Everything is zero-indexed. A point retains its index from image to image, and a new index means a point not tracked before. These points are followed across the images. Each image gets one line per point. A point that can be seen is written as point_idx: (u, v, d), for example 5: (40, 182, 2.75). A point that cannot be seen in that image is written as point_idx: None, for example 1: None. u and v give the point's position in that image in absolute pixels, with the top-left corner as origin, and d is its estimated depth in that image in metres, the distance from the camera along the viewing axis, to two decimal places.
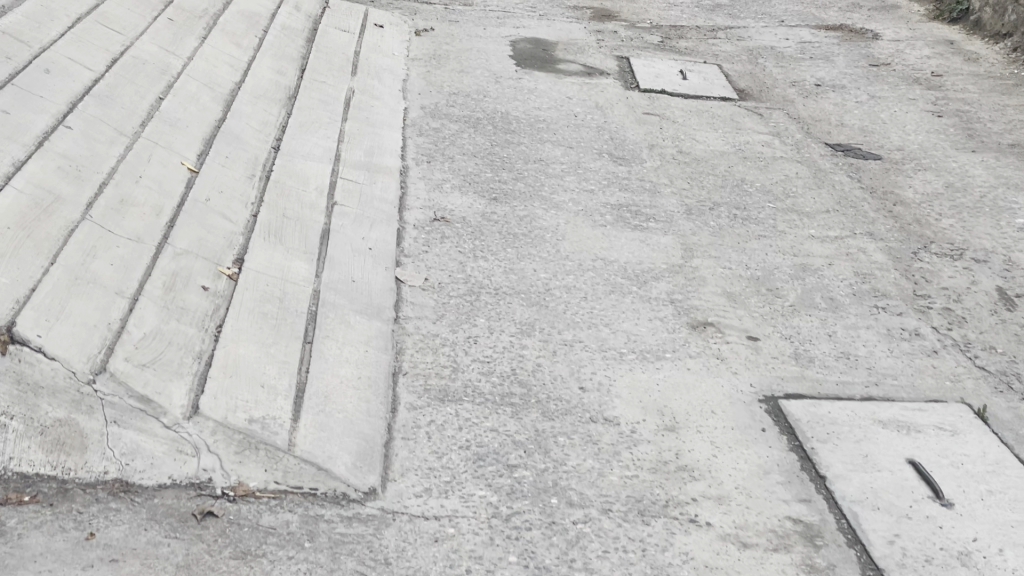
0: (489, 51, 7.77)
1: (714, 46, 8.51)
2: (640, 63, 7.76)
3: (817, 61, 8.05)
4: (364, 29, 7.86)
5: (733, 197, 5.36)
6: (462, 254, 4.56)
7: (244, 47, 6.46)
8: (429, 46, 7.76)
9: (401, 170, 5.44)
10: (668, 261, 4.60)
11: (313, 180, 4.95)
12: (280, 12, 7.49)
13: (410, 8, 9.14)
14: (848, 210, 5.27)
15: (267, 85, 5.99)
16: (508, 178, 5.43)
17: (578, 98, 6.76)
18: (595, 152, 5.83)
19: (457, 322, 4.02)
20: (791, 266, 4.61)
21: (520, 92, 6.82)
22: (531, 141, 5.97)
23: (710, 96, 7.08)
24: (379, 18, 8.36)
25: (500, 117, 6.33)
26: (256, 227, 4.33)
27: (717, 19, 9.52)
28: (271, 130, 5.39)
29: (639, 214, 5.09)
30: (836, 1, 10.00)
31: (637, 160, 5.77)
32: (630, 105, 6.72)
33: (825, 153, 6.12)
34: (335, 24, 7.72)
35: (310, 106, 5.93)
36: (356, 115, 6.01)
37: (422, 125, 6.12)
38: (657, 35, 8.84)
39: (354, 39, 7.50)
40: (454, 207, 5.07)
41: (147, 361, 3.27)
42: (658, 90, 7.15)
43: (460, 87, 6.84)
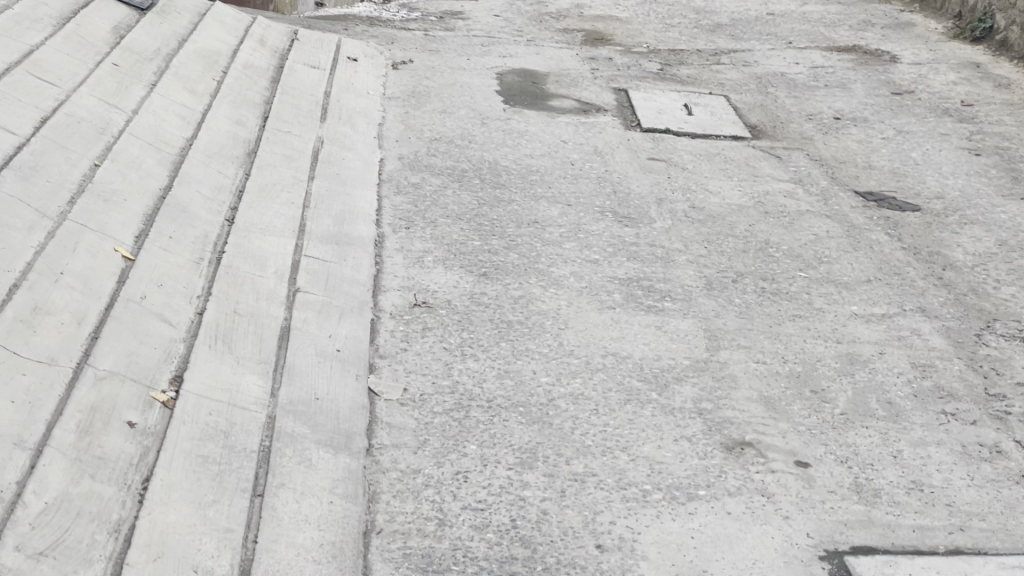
0: (474, 85, 7.08)
1: (718, 74, 7.85)
2: (640, 97, 7.09)
3: (831, 91, 7.42)
4: (336, 64, 7.16)
5: (758, 264, 4.68)
6: (447, 353, 3.85)
7: (199, 94, 5.74)
8: (408, 81, 7.08)
9: (375, 240, 4.71)
10: (692, 355, 3.91)
11: (272, 260, 4.22)
12: (242, 48, 6.77)
13: (387, 36, 8.44)
14: (892, 279, 4.61)
15: (223, 139, 5.26)
16: (499, 248, 4.72)
17: (575, 142, 6.08)
18: (598, 212, 5.15)
19: (443, 449, 3.30)
20: (836, 356, 3.95)
21: (509, 136, 6.13)
22: (524, 198, 5.27)
23: (721, 136, 6.42)
24: (353, 50, 7.67)
25: (487, 169, 5.64)
26: (200, 330, 3.59)
27: (719, 41, 8.86)
28: (225, 197, 4.67)
29: (654, 290, 4.41)
30: (845, 18, 9.39)
31: (646, 220, 5.09)
32: (632, 149, 6.05)
33: (856, 203, 5.47)
34: (304, 59, 7.01)
35: (272, 162, 5.20)
36: (324, 171, 5.29)
37: (399, 181, 5.41)
38: (656, 61, 8.18)
39: (325, 76, 6.80)
40: (437, 287, 4.35)
41: (46, 547, 2.51)
42: (663, 129, 6.48)
43: (442, 132, 6.15)
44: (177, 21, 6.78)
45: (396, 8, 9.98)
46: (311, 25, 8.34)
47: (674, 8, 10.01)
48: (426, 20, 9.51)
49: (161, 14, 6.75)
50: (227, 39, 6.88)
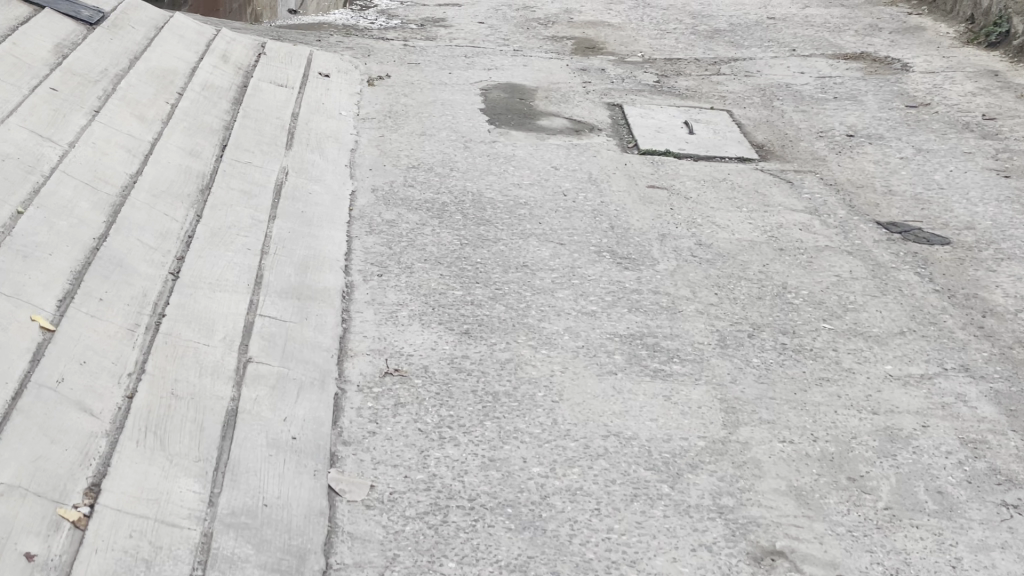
0: (457, 102, 6.54)
1: (718, 86, 7.32)
2: (637, 114, 6.56)
3: (841, 104, 6.89)
4: (305, 80, 6.60)
5: (776, 315, 4.15)
6: (423, 437, 3.30)
7: (149, 121, 5.17)
8: (384, 99, 6.53)
9: (343, 291, 4.17)
10: (706, 434, 3.36)
11: (220, 323, 3.67)
12: (201, 65, 6.20)
13: (364, 47, 7.89)
14: (928, 329, 4.07)
15: (172, 174, 4.70)
16: (483, 300, 4.17)
17: (566, 169, 5.55)
18: (593, 252, 4.61)
19: (417, 569, 2.75)
20: (873, 431, 3.41)
21: (494, 163, 5.59)
22: (512, 237, 4.73)
23: (726, 158, 5.90)
24: (325, 64, 7.11)
25: (470, 202, 5.09)
26: (128, 420, 3.04)
27: (718, 48, 8.33)
28: (170, 245, 4.11)
29: (659, 348, 3.87)
30: (850, 22, 8.87)
31: (648, 260, 4.56)
32: (630, 175, 5.53)
33: (879, 235, 4.94)
34: (270, 77, 6.45)
35: (227, 200, 4.63)
36: (288, 208, 4.74)
37: (372, 218, 4.86)
38: (651, 72, 7.65)
39: (293, 95, 6.24)
40: (413, 349, 3.80)
41: None
42: (662, 151, 5.95)
43: (421, 158, 5.60)
44: (129, 38, 6.22)
45: (373, 15, 9.44)
46: (282, 37, 7.78)
47: (669, 12, 9.47)
48: (406, 28, 8.97)
49: (112, 30, 6.18)
50: (186, 55, 6.32)
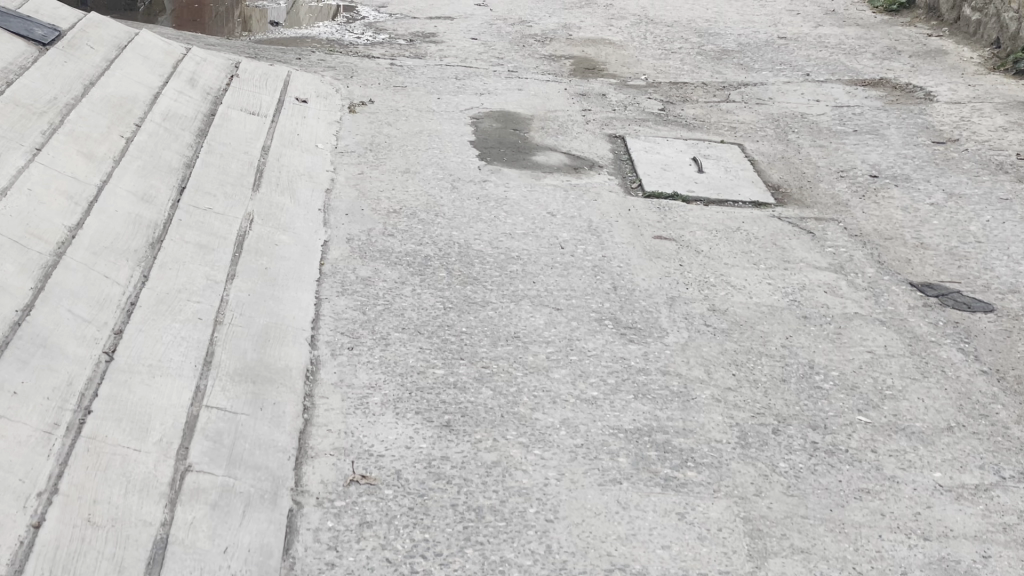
0: (445, 133, 6.01)
1: (728, 114, 6.78)
2: (641, 148, 6.03)
3: (862, 138, 6.36)
4: (280, 107, 6.05)
5: (804, 405, 3.62)
6: (391, 570, 2.75)
7: (98, 158, 4.57)
8: (364, 129, 5.98)
9: (307, 370, 3.62)
10: (729, 568, 2.82)
11: (157, 420, 3.11)
12: (165, 92, 5.63)
13: (347, 66, 7.34)
14: (978, 424, 3.55)
15: (119, 226, 4.11)
16: (467, 381, 3.63)
17: (564, 215, 5.01)
18: (594, 322, 4.08)
19: None
20: (927, 565, 2.87)
21: (484, 207, 5.05)
22: (503, 301, 4.20)
23: (739, 202, 5.38)
24: (303, 88, 6.56)
25: (457, 255, 4.55)
26: (29, 564, 2.47)
27: (727, 70, 7.79)
28: (108, 316, 3.52)
29: (670, 447, 3.33)
30: (866, 44, 8.35)
31: (655, 331, 4.03)
32: (635, 223, 4.99)
33: (913, 300, 4.42)
34: (241, 104, 5.89)
35: (180, 256, 4.07)
36: (249, 264, 4.18)
37: (345, 275, 4.32)
38: (656, 98, 7.11)
39: (265, 125, 5.69)
40: (383, 448, 3.26)
41: None
42: (670, 194, 5.42)
43: (402, 201, 5.05)
44: (88, 59, 5.62)
45: (359, 29, 8.90)
46: (258, 55, 7.22)
47: (674, 29, 8.93)
48: (393, 43, 8.42)
49: (67, 50, 5.57)
50: (149, 80, 5.74)
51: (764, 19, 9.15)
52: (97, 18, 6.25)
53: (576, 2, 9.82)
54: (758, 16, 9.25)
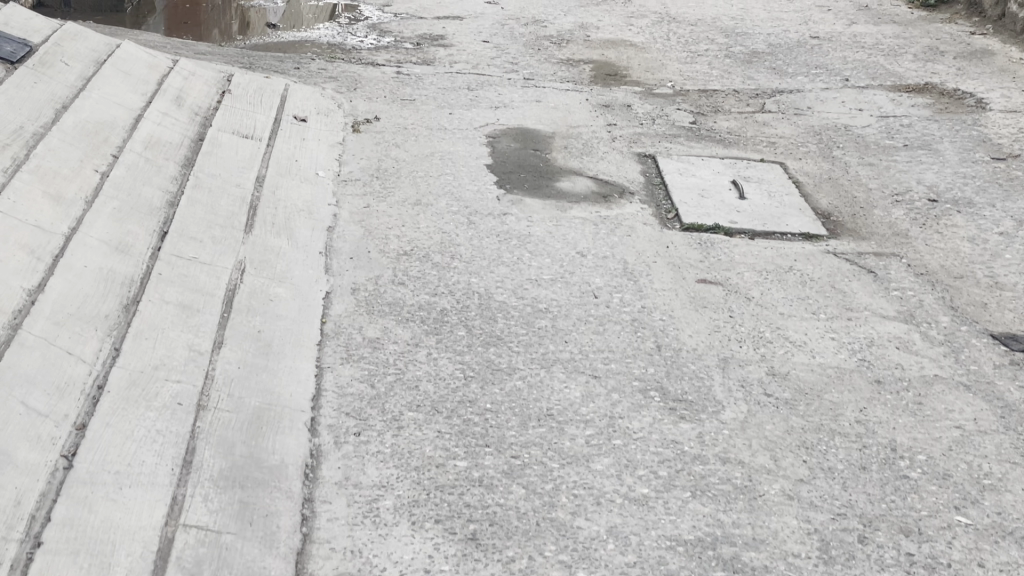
0: (458, 155, 5.44)
1: (766, 127, 6.20)
2: (674, 170, 5.46)
3: (915, 153, 5.78)
4: (276, 128, 5.49)
5: (891, 503, 3.07)
6: None
7: (68, 200, 4.02)
8: (369, 152, 5.42)
9: (306, 465, 3.07)
10: None
11: (123, 550, 2.56)
12: (147, 116, 5.07)
13: (349, 76, 6.77)
14: None
15: (88, 286, 3.56)
16: (494, 477, 3.08)
17: (595, 254, 4.46)
18: (638, 394, 3.53)
19: None
20: None
21: (505, 246, 4.50)
22: (531, 368, 3.65)
23: (788, 234, 4.81)
24: (301, 104, 6.00)
25: (476, 309, 4.00)
26: None
27: (760, 74, 7.21)
28: (69, 405, 2.97)
29: (739, 565, 2.79)
30: (906, 43, 7.74)
31: (708, 405, 3.49)
32: (675, 264, 4.44)
33: (999, 357, 3.86)
34: (233, 127, 5.33)
35: (158, 321, 3.52)
36: (239, 329, 3.64)
37: (350, 337, 3.77)
38: (685, 108, 6.53)
39: (259, 151, 5.13)
40: (397, 573, 2.69)
41: None
42: (711, 225, 4.86)
43: (413, 241, 4.51)
44: (62, 78, 5.06)
45: (362, 31, 8.32)
46: (254, 65, 6.66)
47: (698, 28, 8.35)
48: (399, 48, 7.84)
49: (39, 68, 5.01)
50: (131, 101, 5.19)
51: (793, 17, 8.55)
52: (74, 30, 5.69)
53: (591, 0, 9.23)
54: (787, 13, 8.65)
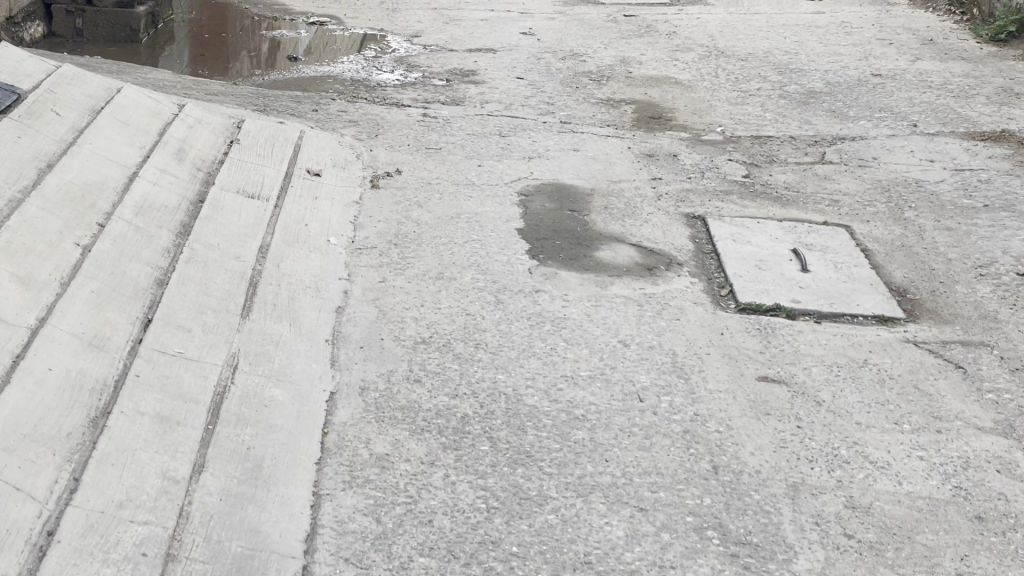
0: (487, 219, 4.91)
1: (827, 183, 5.63)
2: (727, 236, 4.90)
3: (997, 215, 5.16)
4: (286, 185, 4.98)
5: None
6: None
7: (40, 281, 3.50)
8: (388, 215, 4.90)
9: None
10: None
11: None
12: (143, 172, 4.58)
13: (372, 119, 6.26)
14: None
15: (51, 392, 3.05)
16: None
17: (639, 343, 3.90)
18: (693, 535, 2.95)
19: None
20: None
21: (536, 334, 3.95)
22: (566, 497, 3.09)
23: (860, 315, 4.23)
24: (317, 154, 5.49)
25: (502, 418, 3.45)
26: None
27: (818, 118, 6.63)
28: (8, 562, 2.46)
29: None
30: (977, 83, 7.12)
31: (778, 550, 2.89)
32: (732, 355, 3.87)
33: None
34: (239, 185, 4.83)
35: (129, 438, 3.01)
36: (224, 447, 3.12)
37: (353, 456, 3.22)
38: (737, 159, 5.97)
39: (264, 215, 4.63)
40: None
41: None
42: (771, 305, 4.28)
43: (432, 328, 3.97)
44: (51, 127, 4.58)
45: (389, 65, 7.82)
46: (268, 108, 6.18)
47: (748, 64, 7.78)
48: (427, 85, 7.34)
49: (26, 117, 4.52)
50: (127, 154, 4.69)
51: (851, 51, 7.96)
52: (72, 72, 5.21)
53: (634, 31, 8.69)
54: (844, 47, 8.06)
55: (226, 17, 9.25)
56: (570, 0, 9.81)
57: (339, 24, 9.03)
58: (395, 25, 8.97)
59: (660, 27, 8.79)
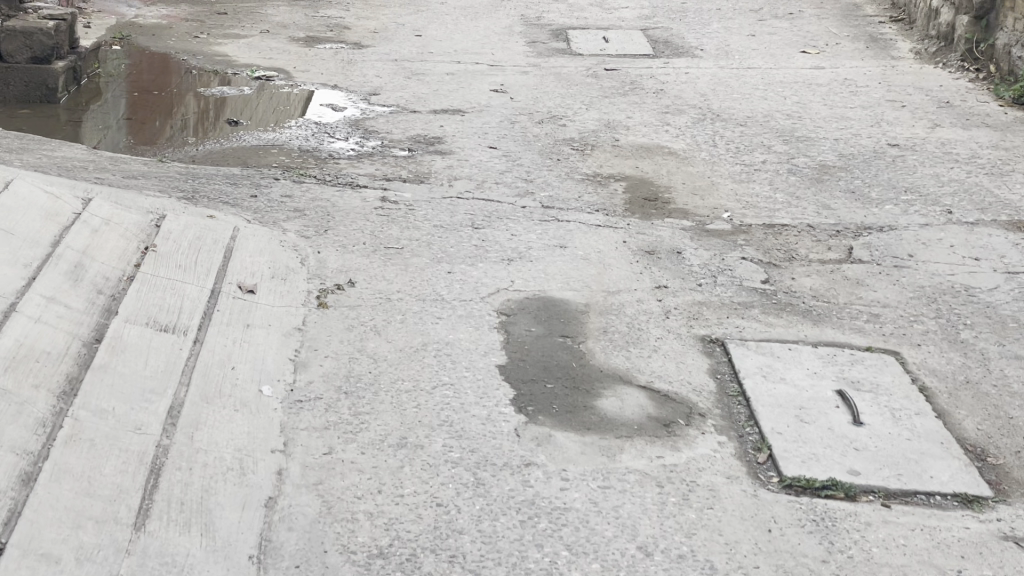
0: (460, 350, 3.98)
1: (861, 291, 4.76)
2: (757, 373, 3.99)
3: None
4: (210, 310, 4.01)
5: None
6: None
7: None
8: (337, 348, 3.94)
9: None
10: None
11: None
12: (23, 300, 3.58)
13: (321, 206, 5.32)
14: None
15: None
16: None
17: (664, 552, 2.97)
18: None
19: None
20: None
21: (529, 537, 3.01)
22: None
23: (937, 494, 3.33)
24: (253, 258, 4.52)
25: None
26: None
27: (836, 201, 5.78)
28: None
29: None
30: (1010, 156, 6.33)
31: None
32: (789, 569, 2.94)
33: None
34: (149, 314, 3.85)
35: None
36: None
37: None
38: (750, 256, 5.10)
39: (179, 357, 3.65)
40: None
41: None
42: (826, 479, 3.36)
43: (391, 529, 3.01)
44: None
45: (343, 131, 6.92)
46: (197, 194, 5.22)
47: (748, 130, 6.94)
48: (386, 157, 6.43)
49: None
50: (5, 273, 3.69)
51: (861, 115, 7.15)
52: None
53: (617, 88, 7.84)
54: (852, 110, 7.25)
55: (163, 71, 8.28)
56: (544, 50, 8.96)
57: (288, 79, 8.08)
58: (350, 80, 8.05)
59: (646, 84, 7.95)
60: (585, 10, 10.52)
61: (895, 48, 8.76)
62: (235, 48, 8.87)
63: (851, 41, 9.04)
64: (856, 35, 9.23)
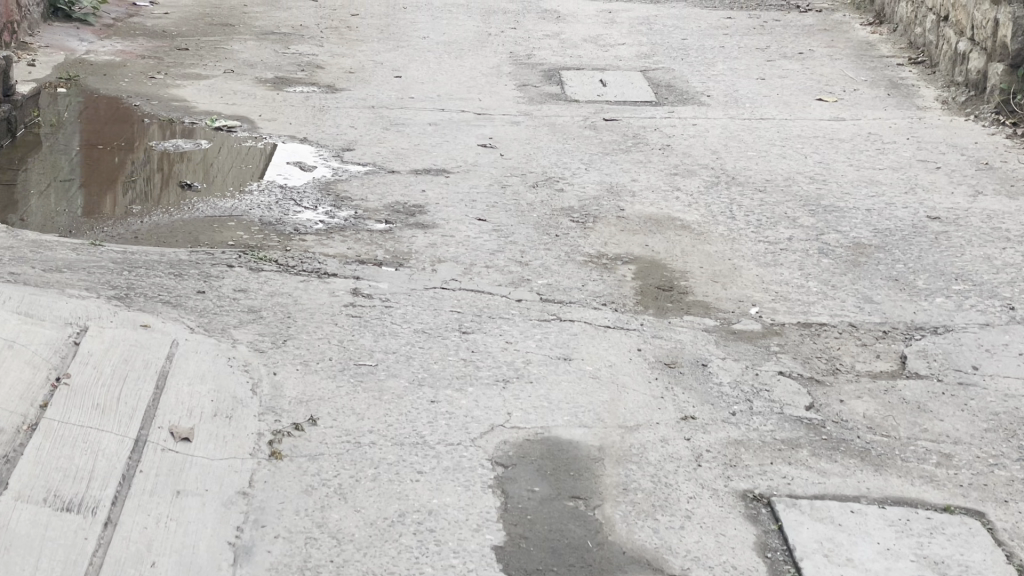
0: (446, 523, 3.17)
1: (926, 420, 3.98)
2: (819, 550, 3.19)
3: None
4: (131, 472, 3.21)
5: None
6: None
7: None
8: (290, 522, 3.13)
9: None
10: None
11: None
12: None
13: (281, 305, 4.52)
14: None
15: None
16: None
17: None
18: None
19: None
20: None
21: None
22: None
23: None
24: (192, 387, 3.71)
25: None
26: None
27: (879, 292, 5.02)
28: None
29: None
30: None
31: None
32: None
33: None
34: (50, 483, 3.06)
35: None
36: None
37: None
38: (789, 369, 4.32)
39: (83, 551, 2.88)
40: None
41: None
42: None
43: None
44: None
45: (313, 196, 6.12)
46: (133, 293, 4.42)
47: (768, 198, 6.19)
48: (360, 231, 5.63)
49: None
50: None
51: (892, 179, 6.41)
52: None
53: (619, 143, 7.08)
54: (882, 173, 6.51)
55: (112, 118, 7.45)
56: (537, 95, 8.20)
57: (252, 129, 7.27)
58: (322, 131, 7.26)
59: (651, 137, 7.19)
60: (579, 46, 9.77)
61: (919, 95, 8.05)
62: (196, 91, 8.07)
63: (870, 87, 8.31)
64: (875, 79, 8.51)
